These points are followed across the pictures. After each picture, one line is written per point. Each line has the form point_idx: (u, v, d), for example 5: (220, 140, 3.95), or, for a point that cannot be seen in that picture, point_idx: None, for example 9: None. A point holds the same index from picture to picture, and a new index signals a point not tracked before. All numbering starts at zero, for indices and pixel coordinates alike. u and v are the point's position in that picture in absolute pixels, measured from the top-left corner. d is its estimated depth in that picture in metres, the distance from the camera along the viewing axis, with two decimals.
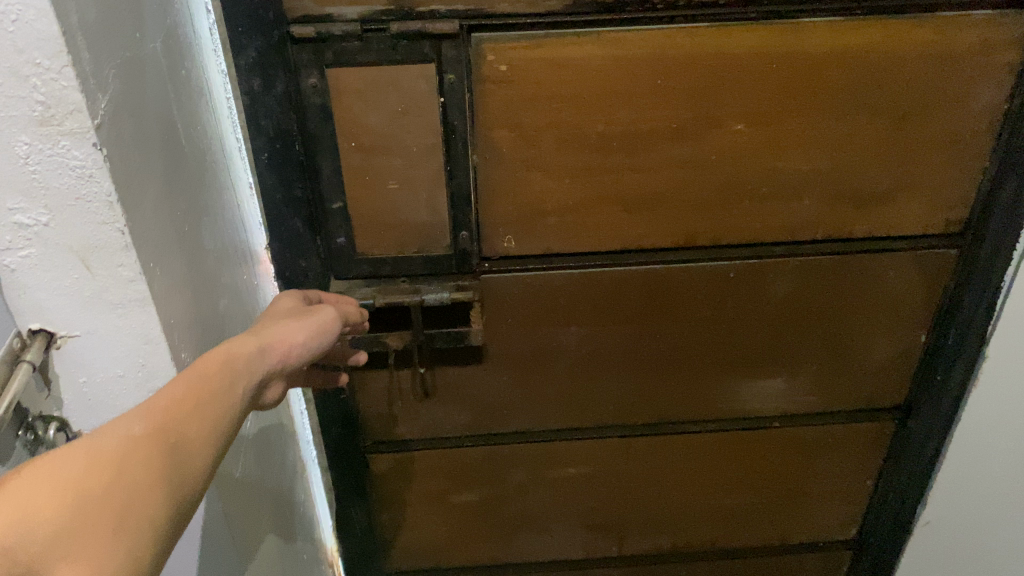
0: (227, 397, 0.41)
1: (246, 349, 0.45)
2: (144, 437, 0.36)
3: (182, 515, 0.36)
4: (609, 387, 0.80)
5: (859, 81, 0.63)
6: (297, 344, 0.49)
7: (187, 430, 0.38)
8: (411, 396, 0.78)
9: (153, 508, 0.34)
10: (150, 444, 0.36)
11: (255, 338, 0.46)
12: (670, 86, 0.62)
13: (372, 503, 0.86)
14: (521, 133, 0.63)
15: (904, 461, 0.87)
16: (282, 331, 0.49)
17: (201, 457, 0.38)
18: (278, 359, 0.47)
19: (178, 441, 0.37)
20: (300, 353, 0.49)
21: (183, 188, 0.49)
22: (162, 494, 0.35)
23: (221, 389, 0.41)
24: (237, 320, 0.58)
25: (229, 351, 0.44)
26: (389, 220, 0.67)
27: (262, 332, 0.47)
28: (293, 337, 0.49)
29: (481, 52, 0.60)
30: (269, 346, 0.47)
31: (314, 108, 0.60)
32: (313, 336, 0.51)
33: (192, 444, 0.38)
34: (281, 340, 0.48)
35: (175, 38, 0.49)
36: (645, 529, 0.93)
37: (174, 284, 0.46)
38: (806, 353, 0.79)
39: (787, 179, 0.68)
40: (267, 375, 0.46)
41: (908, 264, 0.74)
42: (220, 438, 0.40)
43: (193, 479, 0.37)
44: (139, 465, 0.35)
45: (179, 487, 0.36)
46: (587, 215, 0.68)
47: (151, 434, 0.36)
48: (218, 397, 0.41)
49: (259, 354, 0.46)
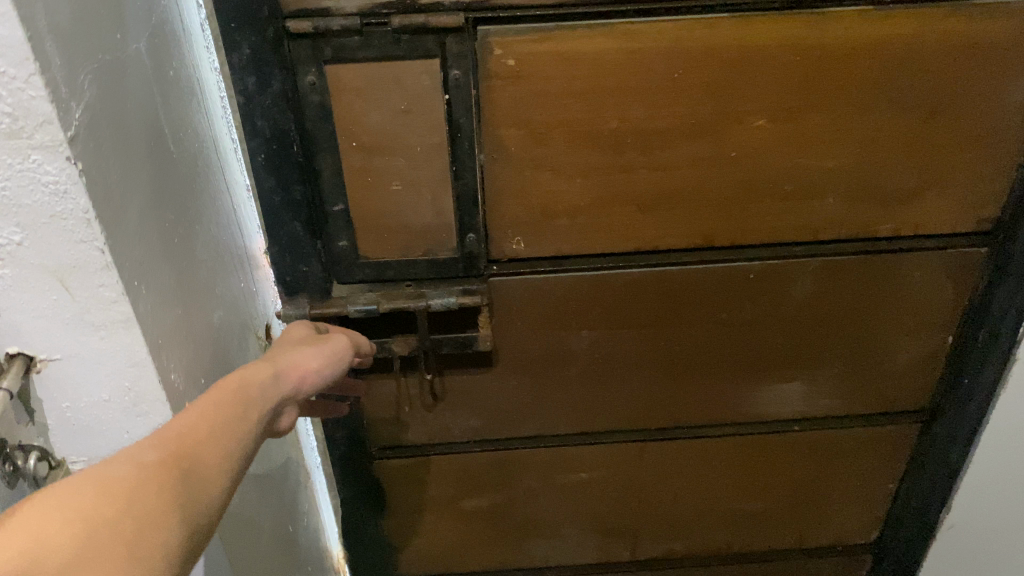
0: (241, 423, 0.41)
1: (261, 375, 0.45)
2: (156, 463, 0.35)
3: (196, 543, 0.35)
4: (624, 392, 0.77)
5: (887, 75, 0.60)
6: (311, 371, 0.49)
7: (203, 456, 0.37)
8: (419, 403, 0.75)
9: (168, 534, 0.33)
10: (165, 470, 0.35)
11: (270, 365, 0.46)
12: (688, 81, 0.59)
13: (379, 511, 0.84)
14: (530, 131, 0.60)
15: (930, 466, 0.84)
16: (297, 356, 0.50)
17: (215, 483, 0.37)
18: (291, 385, 0.47)
19: (194, 467, 0.36)
20: (313, 380, 0.50)
21: (171, 199, 0.46)
22: (178, 517, 0.34)
23: (238, 414, 0.41)
24: (235, 333, 0.56)
25: (245, 378, 0.44)
26: (393, 223, 0.64)
27: (277, 358, 0.47)
28: (308, 364, 0.49)
29: (487, 47, 0.56)
30: (286, 372, 0.47)
31: (312, 107, 0.57)
32: (327, 363, 0.51)
33: (207, 470, 0.37)
34: (296, 366, 0.48)
35: (162, 37, 0.46)
36: (660, 535, 0.90)
37: (165, 302, 0.43)
38: (827, 356, 0.76)
39: (810, 177, 0.65)
40: (282, 402, 0.46)
41: (935, 263, 0.70)
42: (234, 465, 0.39)
43: (206, 507, 0.36)
44: (154, 489, 0.34)
45: (193, 515, 0.35)
46: (600, 217, 0.65)
47: (164, 460, 0.35)
48: (234, 422, 0.40)
49: (274, 380, 0.46)
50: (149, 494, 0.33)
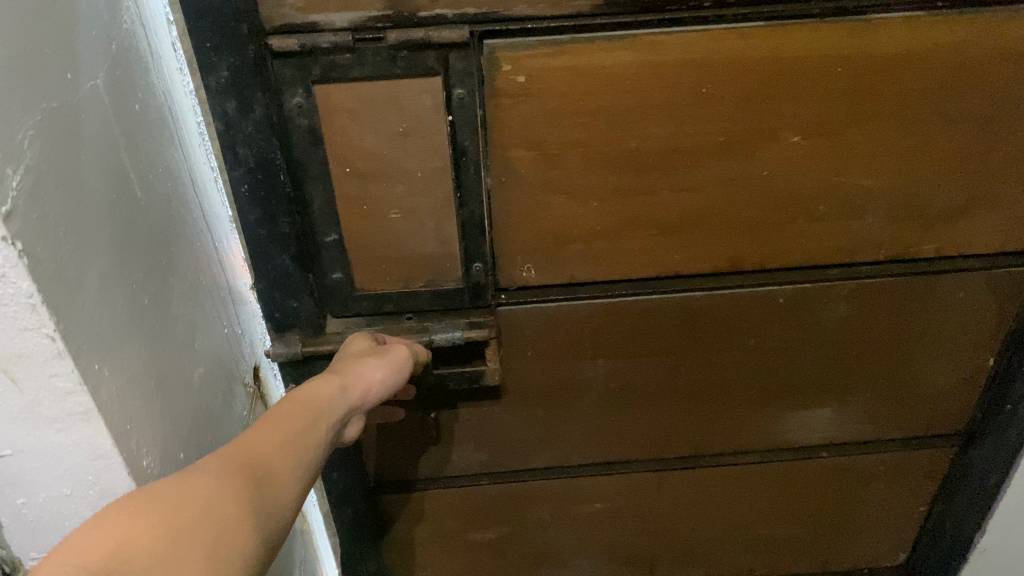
0: (308, 434, 0.43)
1: (330, 388, 0.47)
2: (227, 469, 0.37)
3: (267, 550, 0.37)
4: (642, 423, 0.72)
5: (937, 86, 0.54)
6: (376, 381, 0.51)
7: (273, 463, 0.40)
8: (423, 435, 0.70)
9: (241, 542, 0.35)
10: (238, 475, 0.37)
11: (339, 377, 0.49)
12: (717, 96, 0.53)
13: (381, 545, 0.79)
14: (542, 152, 0.55)
15: (965, 492, 0.79)
16: (361, 368, 0.51)
17: (284, 491, 0.39)
18: (360, 395, 0.49)
19: (265, 473, 0.39)
20: (378, 390, 0.51)
21: (140, 254, 0.40)
22: (251, 523, 0.35)
23: (307, 427, 0.43)
24: (218, 387, 0.50)
25: (314, 391, 0.46)
26: (391, 253, 0.58)
27: (343, 372, 0.49)
28: (374, 375, 0.51)
29: (494, 62, 0.51)
30: (350, 385, 0.49)
31: (300, 132, 0.51)
32: (392, 373, 0.52)
33: (277, 477, 0.39)
34: (361, 377, 0.50)
35: (125, 67, 0.41)
36: (678, 562, 0.86)
37: (135, 378, 0.38)
38: (859, 381, 0.71)
39: (849, 197, 0.59)
40: (348, 413, 0.48)
41: (979, 285, 0.65)
42: (301, 474, 0.41)
43: (274, 515, 0.38)
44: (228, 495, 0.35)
45: (264, 522, 0.37)
46: (618, 241, 0.60)
47: (235, 466, 0.37)
48: (302, 434, 0.43)
49: (340, 394, 0.48)
50: (218, 508, 0.35)
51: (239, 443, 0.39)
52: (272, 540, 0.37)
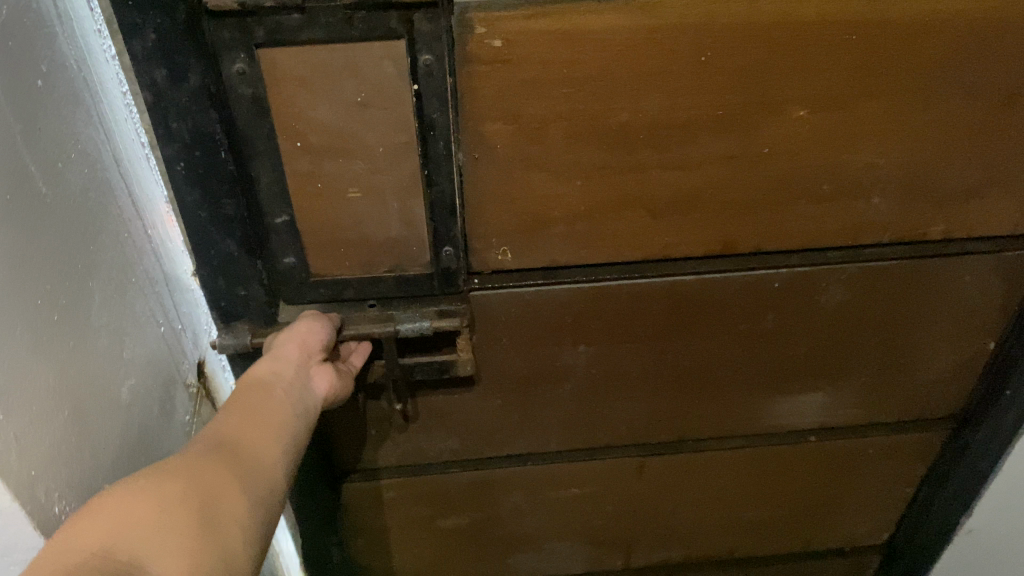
0: (255, 421, 0.44)
1: (263, 370, 0.47)
2: (205, 450, 0.40)
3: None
4: (622, 410, 0.68)
5: (963, 56, 0.48)
6: (312, 335, 0.50)
7: (242, 441, 0.42)
8: (391, 425, 0.66)
9: (236, 519, 0.37)
10: (194, 478, 0.37)
11: (269, 357, 0.48)
12: (720, 65, 0.47)
13: (345, 534, 0.75)
14: (521, 126, 0.49)
15: (956, 477, 0.76)
16: (289, 332, 0.50)
17: (219, 519, 0.36)
18: (299, 352, 0.49)
19: (181, 506, 0.35)
20: (318, 340, 0.50)
21: (49, 253, 0.36)
22: (241, 492, 0.38)
23: (254, 409, 0.44)
24: (139, 398, 0.45)
25: (247, 382, 0.46)
26: (351, 237, 0.52)
27: (272, 348, 0.49)
28: (304, 332, 0.50)
29: (466, 24, 0.44)
30: (281, 352, 0.48)
31: (243, 101, 0.45)
32: (318, 320, 0.51)
33: (250, 446, 0.42)
34: (293, 340, 0.49)
35: (22, 35, 0.35)
36: (656, 544, 0.83)
37: (40, 416, 0.35)
38: (853, 366, 0.67)
39: (855, 176, 0.54)
40: (299, 377, 0.48)
41: (986, 268, 0.61)
42: (242, 488, 0.38)
43: (251, 500, 0.38)
44: (210, 467, 0.38)
45: (254, 491, 0.39)
46: (604, 222, 0.54)
47: (213, 453, 0.40)
48: (258, 430, 0.43)
49: (279, 365, 0.47)
50: (187, 507, 0.35)
51: (217, 424, 0.43)
52: (270, 512, 0.40)
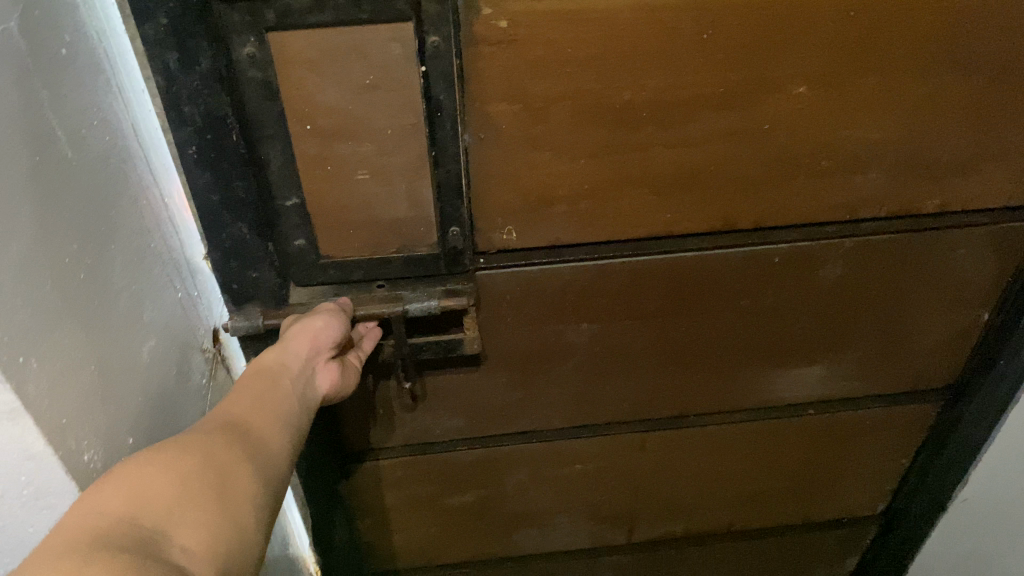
0: (265, 407, 0.45)
1: (271, 360, 0.48)
2: (217, 428, 0.40)
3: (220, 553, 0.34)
4: (624, 386, 0.69)
5: (959, 31, 0.49)
6: (321, 331, 0.50)
7: (252, 424, 0.43)
8: (398, 405, 0.67)
9: (247, 497, 0.38)
10: (209, 457, 0.38)
11: (278, 348, 0.49)
12: (721, 42, 0.48)
13: (352, 511, 0.76)
14: (525, 105, 0.49)
15: (951, 449, 0.77)
16: (301, 325, 0.50)
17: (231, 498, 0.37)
18: (308, 346, 0.49)
19: (197, 484, 0.36)
20: (327, 337, 0.50)
21: (75, 222, 0.37)
22: (253, 470, 0.39)
23: (265, 394, 0.45)
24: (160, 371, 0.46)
25: (254, 371, 0.47)
26: (359, 218, 0.53)
27: (281, 339, 0.49)
28: (314, 327, 0.50)
29: (472, 5, 0.45)
30: (291, 345, 0.49)
31: (253, 84, 0.45)
32: (331, 315, 0.51)
33: (260, 430, 0.43)
34: (303, 334, 0.50)
35: (47, 7, 0.36)
36: (658, 519, 0.84)
37: (70, 376, 0.35)
38: (850, 339, 0.68)
39: (852, 151, 0.55)
40: (304, 371, 0.49)
41: (980, 240, 0.62)
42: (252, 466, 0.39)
43: (261, 479, 0.39)
44: (224, 446, 0.39)
45: (265, 470, 0.40)
46: (607, 200, 0.55)
47: (226, 432, 0.40)
48: (269, 417, 0.44)
49: (286, 358, 0.48)
50: (202, 483, 0.36)
51: (229, 405, 0.44)
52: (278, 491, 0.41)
